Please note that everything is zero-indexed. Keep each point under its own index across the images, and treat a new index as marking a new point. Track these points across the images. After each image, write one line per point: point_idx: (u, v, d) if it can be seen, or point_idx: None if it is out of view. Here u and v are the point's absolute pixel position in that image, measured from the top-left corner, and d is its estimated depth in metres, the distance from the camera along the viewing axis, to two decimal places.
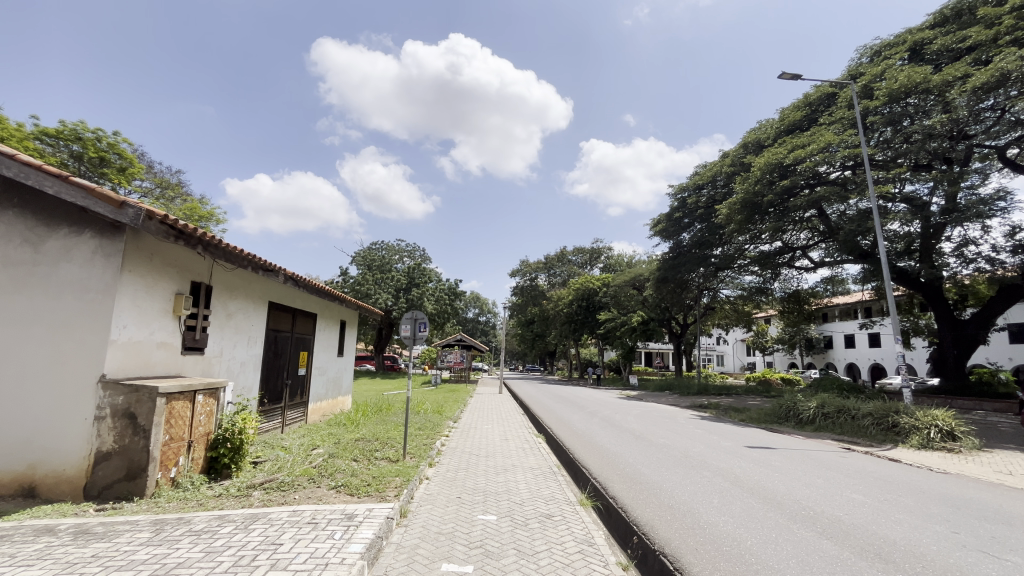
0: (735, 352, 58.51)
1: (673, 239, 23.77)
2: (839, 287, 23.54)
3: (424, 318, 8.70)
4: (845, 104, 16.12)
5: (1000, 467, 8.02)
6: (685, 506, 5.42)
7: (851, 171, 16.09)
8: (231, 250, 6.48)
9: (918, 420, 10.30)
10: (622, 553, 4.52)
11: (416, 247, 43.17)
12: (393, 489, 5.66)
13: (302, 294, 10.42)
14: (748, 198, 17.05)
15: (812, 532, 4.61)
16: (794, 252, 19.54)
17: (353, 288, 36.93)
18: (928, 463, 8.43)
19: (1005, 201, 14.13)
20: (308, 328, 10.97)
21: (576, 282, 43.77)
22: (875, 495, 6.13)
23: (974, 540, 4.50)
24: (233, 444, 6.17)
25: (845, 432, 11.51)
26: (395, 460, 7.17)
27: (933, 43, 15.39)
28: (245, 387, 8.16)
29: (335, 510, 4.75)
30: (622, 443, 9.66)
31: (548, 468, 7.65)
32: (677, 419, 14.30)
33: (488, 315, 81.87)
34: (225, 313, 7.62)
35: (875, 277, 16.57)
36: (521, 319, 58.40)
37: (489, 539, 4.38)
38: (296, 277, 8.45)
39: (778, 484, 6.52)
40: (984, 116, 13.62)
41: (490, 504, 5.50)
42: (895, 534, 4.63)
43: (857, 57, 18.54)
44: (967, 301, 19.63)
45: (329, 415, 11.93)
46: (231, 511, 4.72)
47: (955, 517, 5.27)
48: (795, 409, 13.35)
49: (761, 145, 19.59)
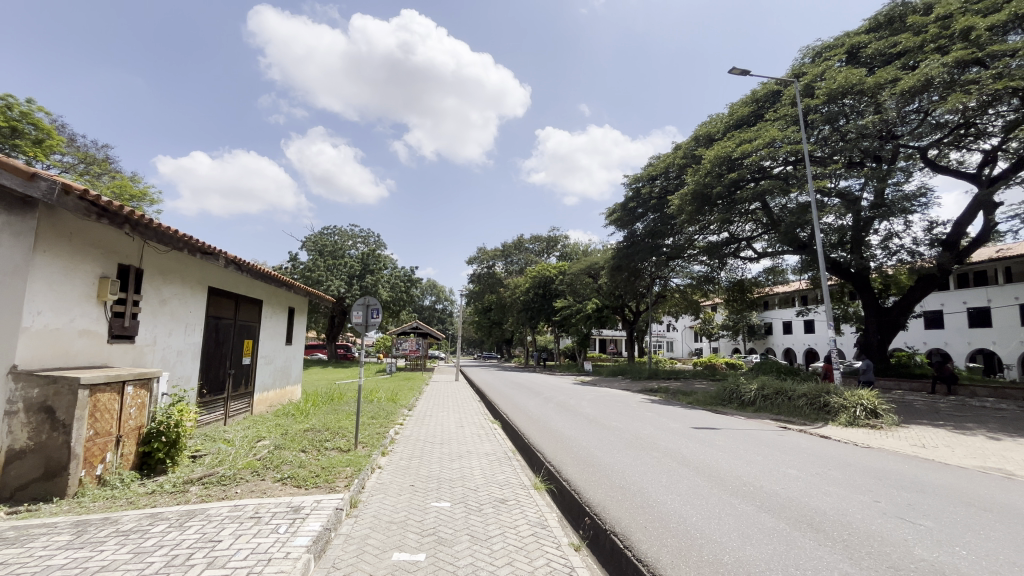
0: (683, 338, 61.24)
1: (627, 228, 24.27)
2: (779, 277, 24.98)
3: (377, 304, 8.41)
4: (789, 101, 16.92)
5: (915, 441, 8.80)
6: (636, 486, 5.57)
7: (793, 166, 16.89)
8: (164, 231, 5.98)
9: (846, 400, 11.15)
10: (574, 533, 4.60)
11: (370, 232, 42.10)
12: (343, 479, 5.51)
13: (246, 279, 9.88)
14: (699, 189, 17.53)
15: (752, 506, 4.86)
16: (739, 243, 20.51)
17: (303, 274, 35.43)
18: (854, 439, 9.13)
19: (926, 198, 15.32)
20: (252, 316, 10.42)
21: (532, 270, 44.01)
22: (808, 469, 6.55)
23: (893, 508, 4.90)
24: (169, 438, 5.77)
25: (782, 412, 12.25)
26: (346, 450, 6.97)
27: (868, 47, 16.33)
28: (182, 377, 7.63)
29: (279, 503, 4.54)
30: (575, 426, 9.84)
31: (503, 453, 7.66)
32: (628, 403, 14.73)
33: (444, 303, 81.56)
34: (159, 298, 7.08)
35: (812, 267, 17.56)
36: (478, 307, 58.07)
37: (443, 527, 4.33)
38: (238, 261, 7.93)
39: (722, 462, 6.84)
40: (909, 118, 14.66)
41: (444, 491, 5.46)
42: (825, 505, 4.95)
43: (800, 57, 19.45)
44: (890, 290, 21.30)
45: (275, 406, 11.43)
46: (165, 509, 4.43)
47: (878, 487, 5.71)
48: (738, 391, 14.05)
49: (711, 138, 20.18)
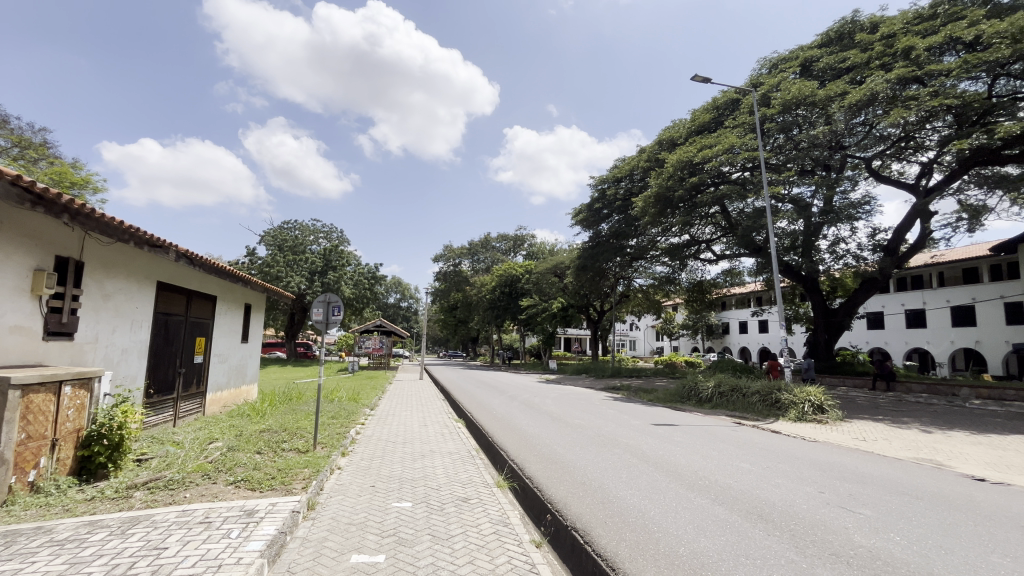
0: (645, 337, 62.76)
1: (593, 228, 24.64)
2: (736, 279, 25.95)
3: (338, 301, 8.20)
4: (747, 110, 17.59)
5: (856, 435, 9.34)
6: (597, 482, 5.67)
7: (750, 172, 17.56)
8: (108, 222, 5.64)
9: (795, 396, 11.70)
10: (536, 530, 4.64)
11: (332, 228, 41.04)
12: (300, 481, 5.35)
13: (199, 274, 9.44)
14: (661, 192, 17.99)
15: (707, 499, 5.04)
16: (699, 245, 21.19)
17: (261, 270, 34.17)
18: (802, 433, 9.59)
19: (870, 206, 16.26)
20: (205, 312, 9.97)
21: (498, 269, 44.03)
22: (760, 462, 6.85)
23: (836, 498, 5.19)
24: (111, 441, 5.44)
25: (736, 409, 12.74)
26: (304, 451, 6.77)
27: (820, 61, 17.16)
28: (127, 377, 7.22)
29: (232, 507, 4.37)
30: (539, 424, 9.91)
31: (466, 452, 7.64)
32: (591, 401, 14.97)
33: (409, 301, 80.51)
34: (101, 293, 6.67)
35: (766, 269, 18.33)
36: (443, 305, 57.59)
37: (403, 527, 4.27)
38: (190, 255, 7.57)
39: (680, 457, 7.05)
40: (857, 130, 15.44)
41: (406, 491, 5.39)
42: (774, 496, 5.19)
43: (758, 68, 20.25)
44: (836, 292, 22.49)
45: (230, 407, 10.98)
46: (106, 516, 4.18)
47: (823, 479, 6.03)
48: (696, 388, 14.52)
49: (674, 142, 20.72)
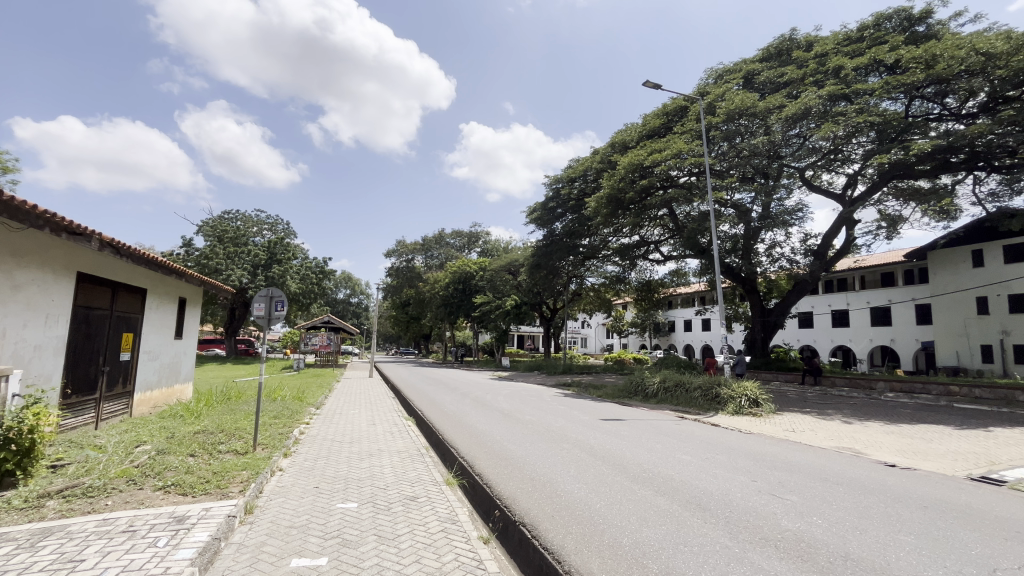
0: (596, 334, 64.28)
1: (547, 227, 24.91)
2: (682, 279, 27.04)
3: (281, 296, 7.86)
4: (694, 117, 18.34)
5: (787, 426, 9.99)
6: (545, 477, 5.76)
7: (697, 177, 18.32)
8: (18, 206, 5.12)
9: (733, 391, 12.36)
10: (484, 526, 4.66)
11: (278, 219, 39.23)
12: (238, 484, 5.09)
13: (126, 265, 8.75)
14: (613, 194, 18.45)
15: (650, 491, 5.23)
16: (648, 245, 21.93)
17: (198, 262, 32.14)
18: (739, 426, 10.16)
19: (803, 213, 17.40)
20: (134, 306, 9.27)
21: (452, 265, 43.66)
22: (699, 454, 7.19)
23: (766, 486, 5.53)
24: (21, 446, 4.93)
25: (680, 403, 13.30)
26: (243, 453, 6.45)
27: (761, 74, 18.14)
28: (40, 376, 6.59)
29: (160, 514, 4.09)
30: (490, 421, 9.92)
31: (416, 450, 7.53)
32: (543, 397, 15.16)
33: (359, 297, 78.31)
34: (10, 284, 6.06)
35: (709, 270, 19.23)
36: (395, 301, 56.45)
37: (348, 528, 4.17)
38: (115, 244, 7.00)
39: (626, 451, 7.27)
40: (792, 142, 16.42)
41: (351, 491, 5.25)
42: (711, 486, 5.47)
43: (705, 77, 21.14)
44: (772, 293, 23.92)
45: (161, 407, 10.28)
46: (12, 528, 3.80)
47: (756, 468, 6.42)
48: (642, 384, 15.03)
49: (626, 145, 21.27)
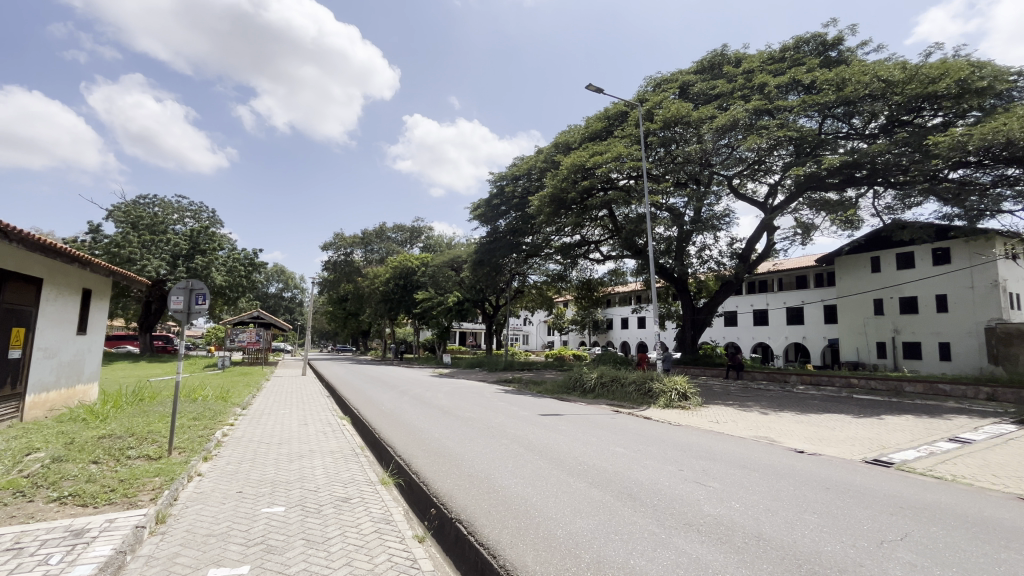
0: (538, 331, 65.23)
1: (490, 224, 24.92)
2: (620, 278, 28.02)
3: (203, 289, 7.32)
4: (634, 123, 19.03)
5: (712, 418, 10.65)
6: (484, 473, 5.78)
7: (635, 180, 19.02)
8: None
9: (665, 385, 13.01)
10: (419, 525, 4.59)
11: (202, 206, 36.45)
12: (149, 492, 4.69)
13: (16, 251, 7.79)
14: (556, 193, 18.78)
15: (584, 483, 5.39)
16: (589, 245, 22.54)
17: (107, 250, 29.20)
18: (669, 418, 10.71)
19: (729, 219, 18.57)
20: (26, 298, 8.26)
21: (394, 260, 42.60)
22: (632, 446, 7.50)
23: (692, 474, 5.86)
24: None
25: (615, 398, 13.80)
26: (157, 458, 5.95)
27: (695, 86, 19.14)
28: None
29: (54, 528, 3.68)
30: (429, 419, 9.79)
31: (350, 450, 7.29)
32: (483, 394, 15.19)
33: (293, 291, 74.53)
34: None
35: (645, 270, 20.06)
36: (332, 296, 54.26)
37: (273, 533, 3.96)
38: (3, 228, 6.19)
39: (563, 445, 7.44)
40: (721, 151, 17.48)
41: (279, 495, 4.99)
42: (642, 476, 5.72)
43: (645, 85, 21.98)
44: (702, 293, 25.37)
45: (59, 410, 9.26)
46: None
47: (683, 458, 6.79)
48: (581, 380, 15.44)
49: (569, 146, 21.70)
